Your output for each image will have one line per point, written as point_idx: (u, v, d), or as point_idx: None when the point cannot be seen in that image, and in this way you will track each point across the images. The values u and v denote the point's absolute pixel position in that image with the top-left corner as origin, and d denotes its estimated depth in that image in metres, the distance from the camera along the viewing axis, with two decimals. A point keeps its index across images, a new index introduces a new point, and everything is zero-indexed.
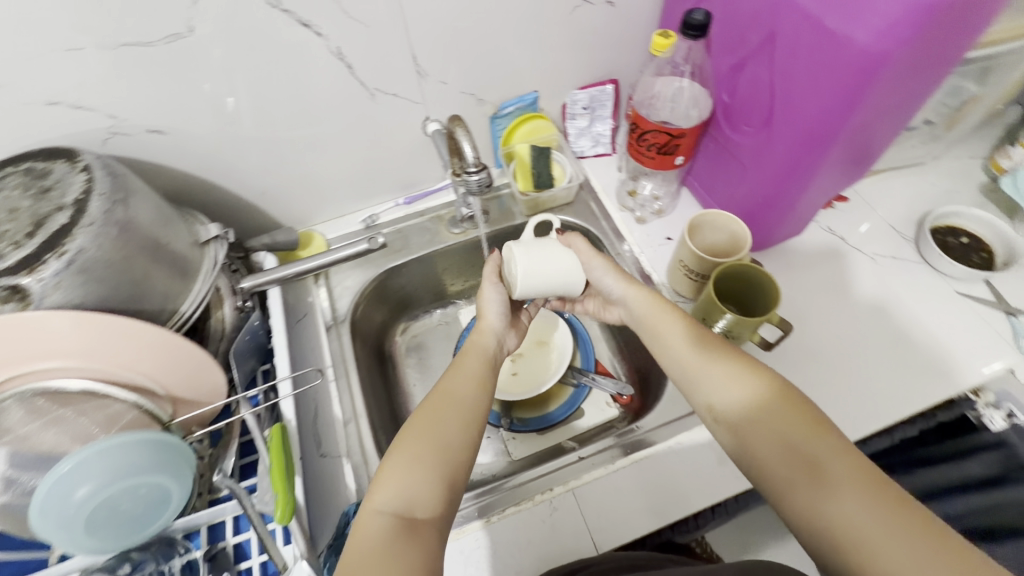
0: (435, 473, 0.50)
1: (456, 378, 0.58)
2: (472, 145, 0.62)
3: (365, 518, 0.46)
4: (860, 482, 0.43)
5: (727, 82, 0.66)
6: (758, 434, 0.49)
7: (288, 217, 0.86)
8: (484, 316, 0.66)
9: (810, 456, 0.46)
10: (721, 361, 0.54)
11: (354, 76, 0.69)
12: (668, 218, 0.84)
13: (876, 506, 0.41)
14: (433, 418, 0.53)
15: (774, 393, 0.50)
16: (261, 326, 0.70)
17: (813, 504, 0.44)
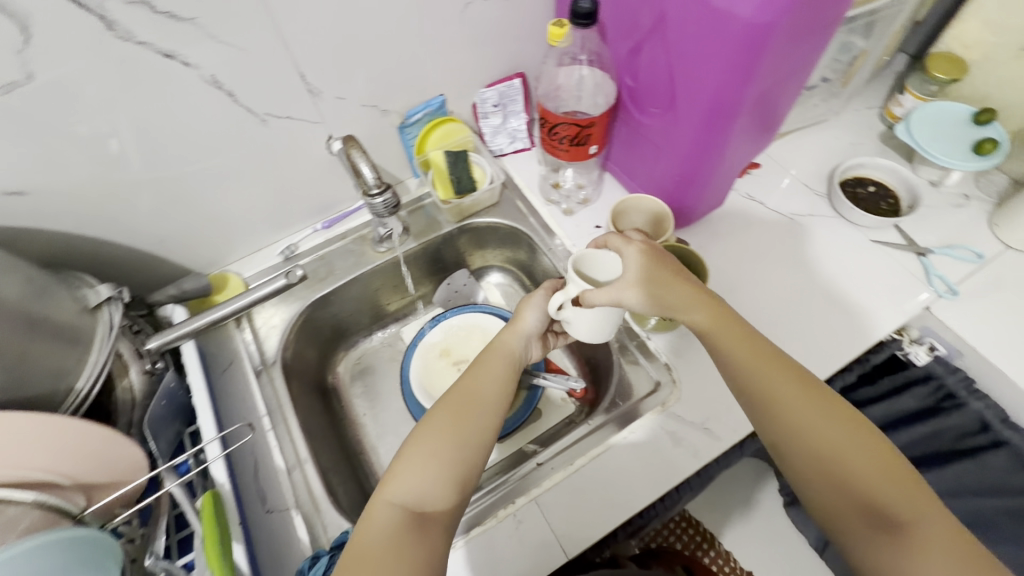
0: (448, 471, 0.53)
1: (479, 378, 0.60)
2: (370, 166, 0.61)
3: (378, 507, 0.51)
4: (945, 543, 0.44)
5: (626, 67, 0.65)
6: (834, 476, 0.49)
7: (195, 261, 0.79)
8: (521, 317, 0.67)
9: (891, 512, 0.47)
10: (802, 401, 0.52)
11: (237, 103, 0.64)
12: (595, 205, 0.83)
13: (949, 559, 0.44)
14: (456, 416, 0.56)
15: (857, 437, 0.50)
16: (179, 386, 0.64)
17: (891, 560, 0.46)
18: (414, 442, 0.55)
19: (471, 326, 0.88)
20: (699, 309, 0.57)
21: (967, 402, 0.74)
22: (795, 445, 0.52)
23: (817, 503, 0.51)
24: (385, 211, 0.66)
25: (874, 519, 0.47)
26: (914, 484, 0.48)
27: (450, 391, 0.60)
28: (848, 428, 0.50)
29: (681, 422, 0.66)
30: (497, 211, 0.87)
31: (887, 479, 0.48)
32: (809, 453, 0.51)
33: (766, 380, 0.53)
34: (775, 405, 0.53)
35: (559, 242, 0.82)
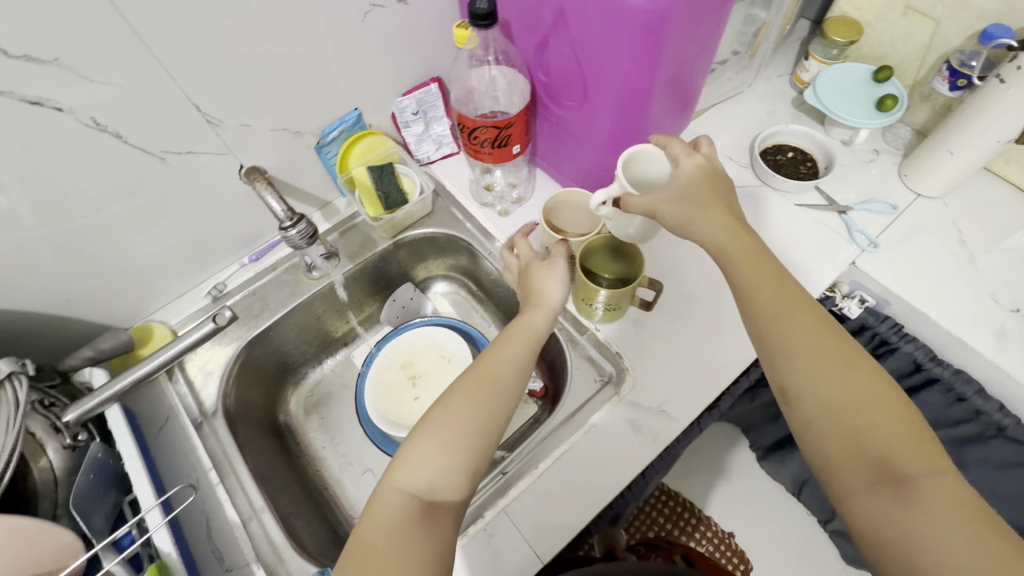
0: (460, 458, 0.51)
1: (496, 357, 0.59)
2: (275, 196, 0.61)
3: (388, 494, 0.49)
4: (963, 513, 0.41)
5: (537, 62, 0.64)
6: (848, 429, 0.47)
7: (113, 317, 0.73)
8: (545, 291, 0.66)
9: (906, 474, 0.44)
10: (824, 349, 0.50)
11: (128, 144, 0.59)
12: (530, 203, 0.82)
13: (956, 516, 0.41)
14: (475, 398, 0.55)
15: (878, 392, 0.47)
16: (108, 455, 0.60)
17: (900, 525, 0.43)
18: (427, 425, 0.53)
19: (421, 340, 0.86)
20: (731, 243, 0.56)
21: (900, 346, 0.77)
22: (811, 394, 0.49)
23: (824, 462, 0.48)
24: (303, 241, 0.64)
25: (888, 481, 0.44)
26: (933, 448, 0.45)
27: (467, 371, 0.58)
28: (870, 384, 0.48)
29: (639, 409, 0.67)
30: (431, 220, 0.85)
31: (907, 440, 0.45)
32: (825, 403, 0.48)
33: (788, 327, 0.51)
34: (794, 351, 0.50)
35: (499, 245, 0.81)
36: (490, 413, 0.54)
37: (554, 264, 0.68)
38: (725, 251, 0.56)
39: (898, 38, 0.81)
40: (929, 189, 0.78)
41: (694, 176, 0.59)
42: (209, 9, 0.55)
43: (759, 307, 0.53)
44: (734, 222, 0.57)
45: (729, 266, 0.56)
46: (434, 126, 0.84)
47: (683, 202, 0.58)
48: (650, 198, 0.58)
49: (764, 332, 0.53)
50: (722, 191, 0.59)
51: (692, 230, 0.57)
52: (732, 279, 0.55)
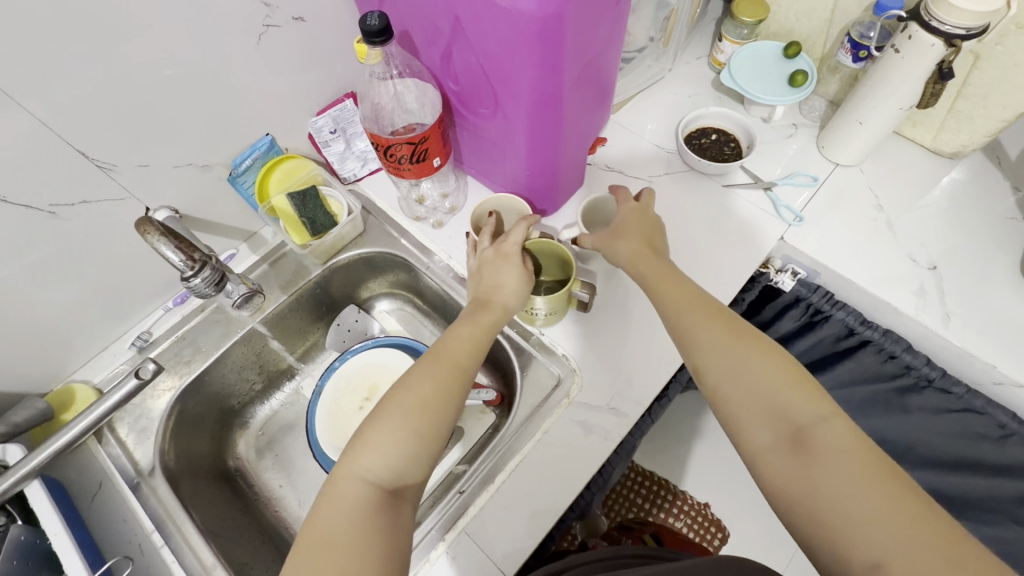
0: (422, 442, 0.51)
1: (456, 340, 0.59)
2: (177, 247, 0.55)
3: (349, 482, 0.49)
4: (852, 455, 0.45)
5: (446, 72, 0.63)
6: (749, 391, 0.51)
7: (28, 383, 0.68)
8: (501, 293, 0.64)
9: (801, 426, 0.48)
10: (731, 337, 0.54)
11: (8, 202, 0.54)
12: (463, 211, 0.81)
13: (860, 477, 0.44)
14: (436, 386, 0.54)
15: (770, 356, 0.52)
16: (32, 537, 0.56)
17: (803, 478, 0.45)
18: (388, 411, 0.52)
19: (367, 364, 0.83)
20: (643, 266, 0.63)
21: (833, 314, 0.80)
22: (714, 365, 0.54)
23: (735, 427, 0.51)
24: (210, 288, 0.60)
25: (787, 434, 0.48)
26: (826, 403, 0.49)
27: (429, 357, 0.58)
28: (763, 351, 0.53)
29: (589, 409, 0.67)
30: (365, 240, 0.83)
31: (800, 397, 0.49)
32: (727, 371, 0.53)
33: (691, 311, 0.58)
34: (696, 329, 0.56)
35: (437, 257, 0.80)
36: (451, 403, 0.54)
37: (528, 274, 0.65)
38: (641, 271, 0.63)
39: (802, 14, 0.82)
40: (846, 159, 0.81)
41: (632, 216, 0.67)
42: (77, 50, 0.50)
43: (665, 298, 0.60)
44: (648, 249, 0.64)
45: (644, 283, 0.62)
46: (356, 143, 0.81)
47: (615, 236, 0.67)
48: (596, 237, 0.68)
49: (671, 319, 0.59)
50: (654, 230, 0.67)
51: (616, 258, 0.66)
52: (651, 290, 0.61)
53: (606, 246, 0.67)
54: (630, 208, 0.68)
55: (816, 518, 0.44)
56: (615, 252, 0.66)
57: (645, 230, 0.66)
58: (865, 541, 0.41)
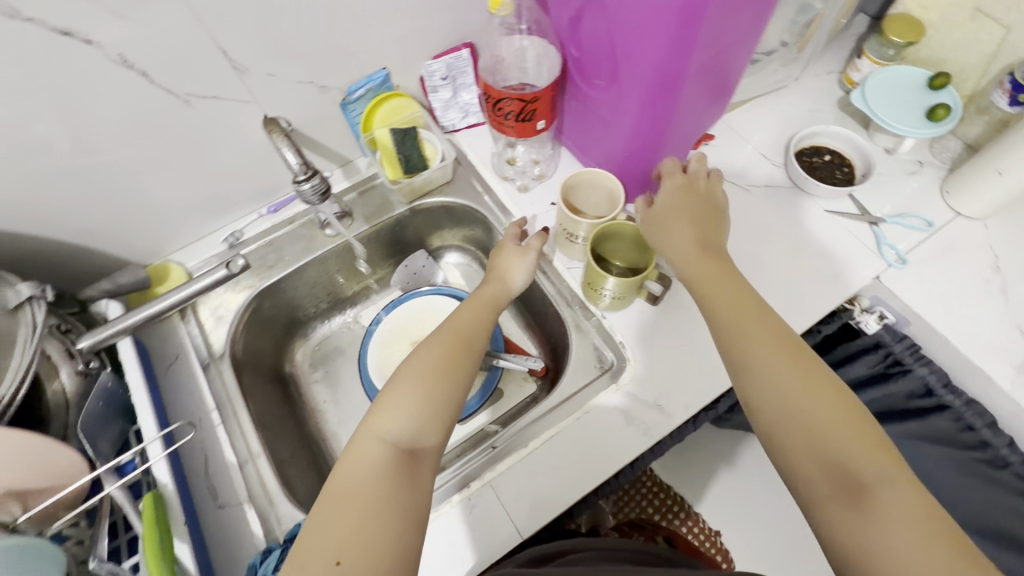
0: (440, 403, 0.52)
1: (464, 315, 0.61)
2: (293, 151, 0.58)
3: (368, 442, 0.49)
4: (915, 515, 0.42)
5: (570, 36, 0.62)
6: (804, 428, 0.48)
7: (133, 253, 0.75)
8: (510, 273, 0.67)
9: (858, 476, 0.45)
10: (789, 365, 0.51)
11: (153, 83, 0.59)
12: (550, 180, 0.81)
13: (921, 537, 0.41)
14: (449, 356, 0.56)
15: (824, 391, 0.49)
16: (117, 385, 0.62)
17: (859, 531, 0.43)
18: (406, 376, 0.53)
19: (425, 310, 0.86)
20: (698, 266, 0.59)
21: (914, 368, 0.74)
22: (762, 395, 0.50)
23: (784, 462, 0.49)
24: (316, 198, 0.63)
25: (840, 480, 0.45)
26: (887, 451, 0.46)
27: (441, 330, 0.59)
28: (815, 384, 0.49)
29: (636, 401, 0.67)
30: (451, 189, 0.84)
31: (856, 440, 0.46)
32: (778, 403, 0.49)
33: (746, 329, 0.54)
34: (747, 353, 0.52)
35: (515, 221, 0.80)
36: (465, 369, 0.55)
37: (528, 246, 0.69)
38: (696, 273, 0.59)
39: (962, 45, 0.76)
40: (971, 210, 0.74)
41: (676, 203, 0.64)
42: None
43: (720, 305, 0.56)
44: (704, 246, 0.61)
45: (697, 285, 0.59)
46: (461, 94, 0.82)
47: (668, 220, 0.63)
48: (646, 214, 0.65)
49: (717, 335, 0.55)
50: (711, 218, 0.63)
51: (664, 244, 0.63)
52: (705, 297, 0.58)
53: (653, 225, 0.64)
54: (675, 183, 0.65)
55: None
56: (660, 234, 0.63)
57: (694, 217, 0.63)
58: None
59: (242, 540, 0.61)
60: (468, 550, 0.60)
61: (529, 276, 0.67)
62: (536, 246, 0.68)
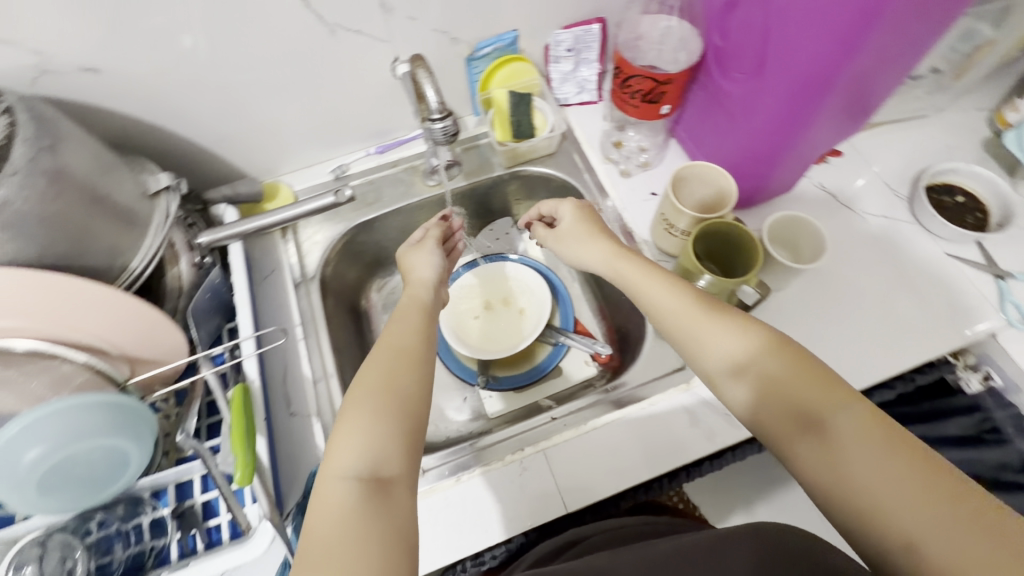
0: (394, 421, 0.51)
1: (397, 331, 0.60)
2: (435, 89, 0.55)
3: (330, 484, 0.46)
4: (868, 434, 0.40)
5: (718, 22, 0.60)
6: (752, 381, 0.47)
7: (251, 167, 0.80)
8: (415, 269, 0.71)
9: (808, 411, 0.43)
10: (718, 319, 0.51)
11: (308, 8, 0.62)
12: (654, 170, 0.79)
13: (882, 456, 0.39)
14: (389, 369, 0.55)
15: (777, 349, 0.47)
16: (223, 283, 0.67)
17: (825, 464, 0.41)
18: (354, 407, 0.51)
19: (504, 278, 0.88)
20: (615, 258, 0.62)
21: (1012, 440, 0.68)
22: (711, 361, 0.50)
23: (756, 424, 0.47)
24: (443, 140, 0.60)
25: (808, 429, 0.43)
26: (829, 377, 0.45)
27: (377, 350, 0.58)
28: (766, 342, 0.48)
29: (704, 404, 0.65)
30: (552, 161, 0.84)
31: (812, 385, 0.44)
32: (732, 371, 0.48)
33: (673, 298, 0.54)
34: (690, 329, 0.52)
35: (609, 204, 0.79)
36: (408, 377, 0.55)
37: (421, 244, 0.74)
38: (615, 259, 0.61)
39: None
40: None
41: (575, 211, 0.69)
42: None
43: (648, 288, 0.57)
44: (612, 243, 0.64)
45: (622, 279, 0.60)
46: (583, 69, 0.82)
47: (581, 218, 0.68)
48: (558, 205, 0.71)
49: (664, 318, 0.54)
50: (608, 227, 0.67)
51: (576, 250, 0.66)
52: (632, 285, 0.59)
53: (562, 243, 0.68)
54: (570, 209, 0.68)
55: (859, 511, 0.39)
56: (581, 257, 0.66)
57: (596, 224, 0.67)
58: (906, 529, 0.36)
59: (306, 449, 0.64)
60: (508, 512, 0.61)
61: (440, 268, 0.72)
62: (431, 238, 0.74)
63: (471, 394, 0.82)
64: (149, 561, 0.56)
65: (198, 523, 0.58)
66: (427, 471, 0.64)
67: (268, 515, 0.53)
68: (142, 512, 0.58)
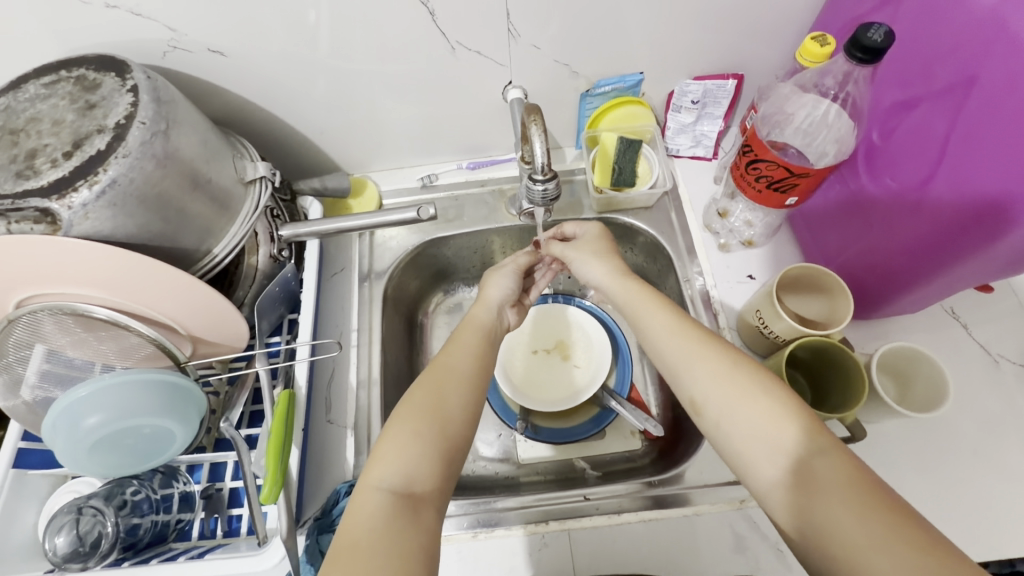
0: (434, 441, 0.51)
1: (450, 350, 0.59)
2: (545, 149, 0.49)
3: (365, 494, 0.47)
4: (848, 485, 0.40)
5: (886, 119, 0.53)
6: (738, 425, 0.46)
7: (344, 161, 0.80)
8: (488, 289, 0.68)
9: (793, 457, 0.43)
10: (712, 355, 0.50)
11: (434, 23, 0.60)
12: (756, 252, 0.72)
13: (860, 511, 0.38)
14: (436, 386, 0.55)
15: (763, 391, 0.46)
16: (295, 278, 0.67)
17: (805, 514, 0.40)
18: (396, 422, 0.52)
19: (570, 324, 0.84)
20: (620, 285, 0.61)
21: None
22: (703, 402, 0.49)
23: (738, 463, 0.46)
24: (541, 202, 0.55)
25: (789, 469, 0.43)
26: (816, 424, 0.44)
27: (429, 367, 0.57)
28: (751, 382, 0.47)
29: (755, 529, 0.59)
30: (645, 215, 0.78)
31: (793, 429, 0.44)
32: (717, 410, 0.47)
33: (672, 333, 0.53)
34: (683, 362, 0.51)
35: (698, 275, 0.72)
36: (454, 398, 0.54)
37: (500, 265, 0.71)
38: (624, 291, 0.60)
39: None
40: None
41: (594, 233, 0.69)
42: None
43: (648, 319, 0.56)
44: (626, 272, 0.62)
45: (625, 305, 0.59)
46: (703, 124, 0.75)
47: (599, 241, 0.68)
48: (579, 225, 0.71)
49: (663, 349, 0.53)
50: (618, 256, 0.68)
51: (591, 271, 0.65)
52: (633, 312, 0.58)
53: (585, 256, 0.66)
54: (595, 226, 0.69)
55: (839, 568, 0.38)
56: (590, 265, 0.65)
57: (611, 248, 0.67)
58: None
59: (335, 461, 0.64)
60: None
61: (513, 290, 0.69)
62: (513, 266, 0.70)
63: (506, 432, 0.79)
64: (171, 534, 0.59)
65: (221, 510, 0.60)
66: (449, 516, 0.62)
67: (282, 533, 0.54)
68: (176, 483, 0.60)
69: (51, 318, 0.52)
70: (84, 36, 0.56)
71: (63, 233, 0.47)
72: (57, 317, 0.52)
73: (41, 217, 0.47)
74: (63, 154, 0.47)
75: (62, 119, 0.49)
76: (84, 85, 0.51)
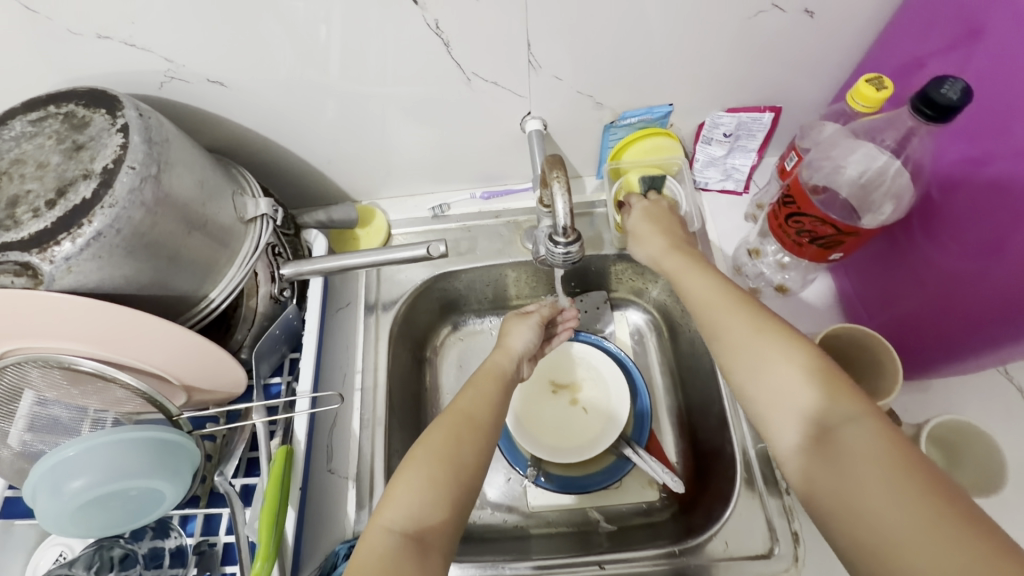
0: (448, 487, 0.47)
1: (471, 391, 0.55)
2: (568, 205, 0.45)
3: (375, 534, 0.44)
4: (878, 456, 0.39)
5: (949, 162, 0.47)
6: (770, 390, 0.45)
7: (352, 189, 0.76)
8: (510, 339, 0.64)
9: (825, 425, 0.42)
10: (748, 320, 0.49)
11: (449, 54, 0.56)
12: (791, 300, 0.66)
13: (889, 483, 0.37)
14: (455, 427, 0.51)
15: (803, 360, 0.45)
16: (297, 318, 0.64)
17: (830, 481, 0.40)
18: (412, 461, 0.48)
19: (579, 361, 0.79)
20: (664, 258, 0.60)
21: None
22: (735, 366, 0.48)
23: (770, 430, 0.45)
24: (562, 262, 0.52)
25: (818, 439, 0.42)
26: (854, 395, 0.42)
27: (450, 406, 0.54)
28: (786, 348, 0.46)
29: None
30: None
31: (826, 396, 0.43)
32: (748, 370, 0.47)
33: (710, 302, 0.52)
34: (720, 322, 0.50)
35: None
36: (471, 443, 0.50)
37: (525, 315, 0.68)
38: (663, 268, 0.59)
39: None
40: None
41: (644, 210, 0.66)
42: None
43: (690, 287, 0.55)
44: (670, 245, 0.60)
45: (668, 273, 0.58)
46: (734, 157, 0.70)
47: (648, 219, 0.65)
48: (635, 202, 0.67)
49: (703, 312, 0.52)
50: (677, 225, 0.64)
51: (641, 247, 0.63)
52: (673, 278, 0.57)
53: (633, 240, 0.65)
54: (639, 208, 0.66)
55: (864, 543, 0.37)
56: (638, 249, 0.63)
57: (666, 227, 0.63)
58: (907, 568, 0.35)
59: (334, 515, 0.61)
60: None
61: (533, 344, 0.66)
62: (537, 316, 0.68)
63: (515, 476, 0.75)
64: None
65: (214, 568, 0.56)
66: None
67: None
68: (170, 536, 0.57)
69: (35, 370, 0.49)
70: (78, 67, 0.53)
71: (45, 287, 0.44)
72: (42, 370, 0.49)
73: (22, 270, 0.43)
74: (47, 202, 0.44)
75: (47, 161, 0.46)
76: (73, 123, 0.48)
